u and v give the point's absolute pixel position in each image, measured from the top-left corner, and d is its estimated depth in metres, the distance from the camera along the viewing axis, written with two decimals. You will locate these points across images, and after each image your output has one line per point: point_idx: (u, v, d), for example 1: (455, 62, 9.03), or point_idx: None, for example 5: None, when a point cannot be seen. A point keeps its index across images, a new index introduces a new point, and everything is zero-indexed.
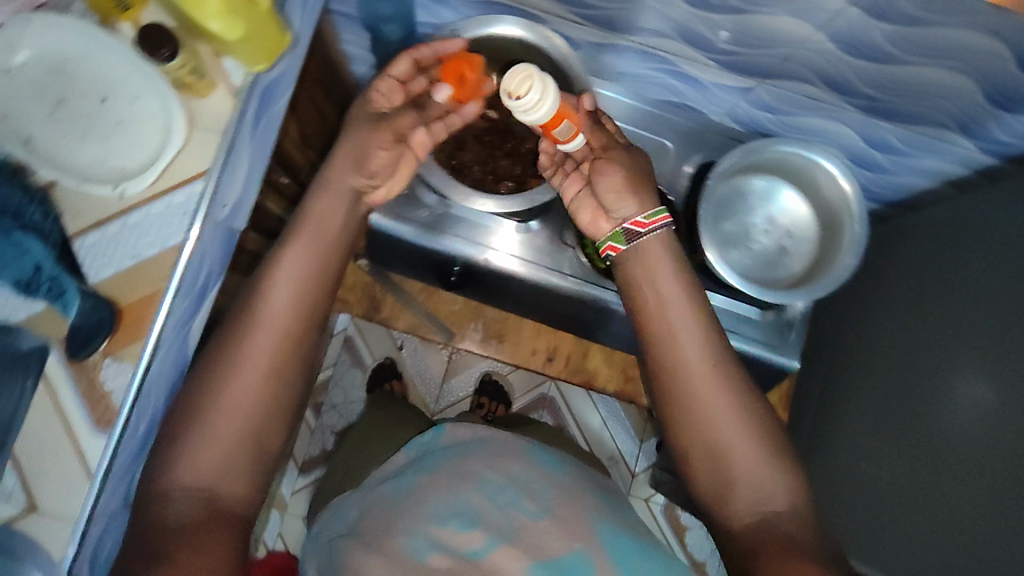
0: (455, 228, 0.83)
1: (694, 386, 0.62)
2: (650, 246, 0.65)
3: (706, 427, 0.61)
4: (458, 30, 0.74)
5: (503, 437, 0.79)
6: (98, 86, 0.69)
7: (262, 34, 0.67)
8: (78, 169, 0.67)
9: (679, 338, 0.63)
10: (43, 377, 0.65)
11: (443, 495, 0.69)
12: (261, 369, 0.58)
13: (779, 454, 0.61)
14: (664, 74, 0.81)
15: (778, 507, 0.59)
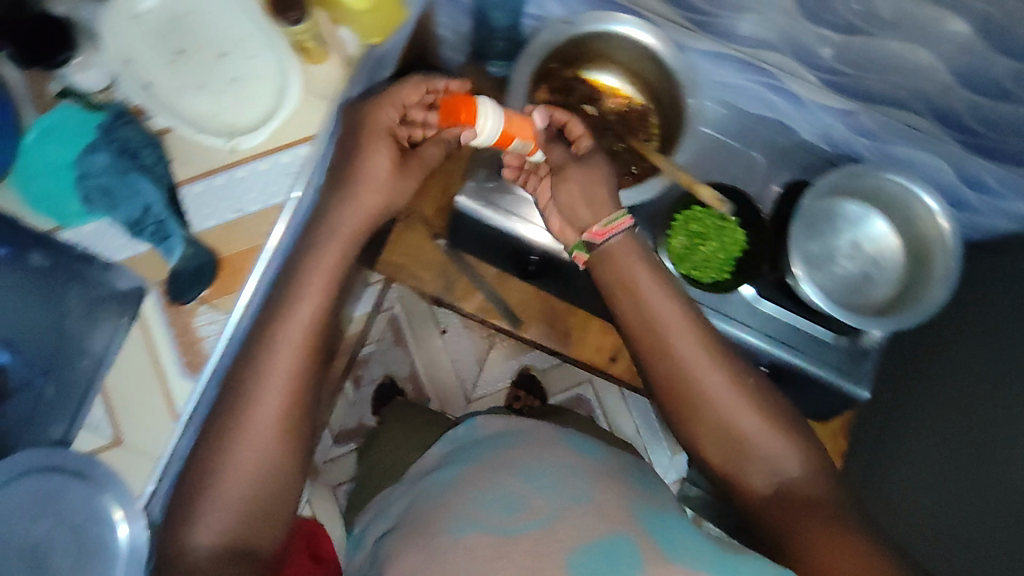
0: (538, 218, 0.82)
1: (686, 379, 0.61)
2: (629, 259, 0.64)
3: (714, 417, 0.60)
4: (576, 21, 0.70)
5: (535, 429, 0.68)
6: (219, 40, 0.70)
7: (386, 9, 0.68)
8: (194, 120, 0.69)
9: (673, 340, 0.61)
10: (138, 316, 0.68)
11: (485, 486, 0.58)
12: (272, 401, 0.57)
13: (782, 423, 0.61)
14: (764, 88, 0.81)
15: (793, 472, 0.59)
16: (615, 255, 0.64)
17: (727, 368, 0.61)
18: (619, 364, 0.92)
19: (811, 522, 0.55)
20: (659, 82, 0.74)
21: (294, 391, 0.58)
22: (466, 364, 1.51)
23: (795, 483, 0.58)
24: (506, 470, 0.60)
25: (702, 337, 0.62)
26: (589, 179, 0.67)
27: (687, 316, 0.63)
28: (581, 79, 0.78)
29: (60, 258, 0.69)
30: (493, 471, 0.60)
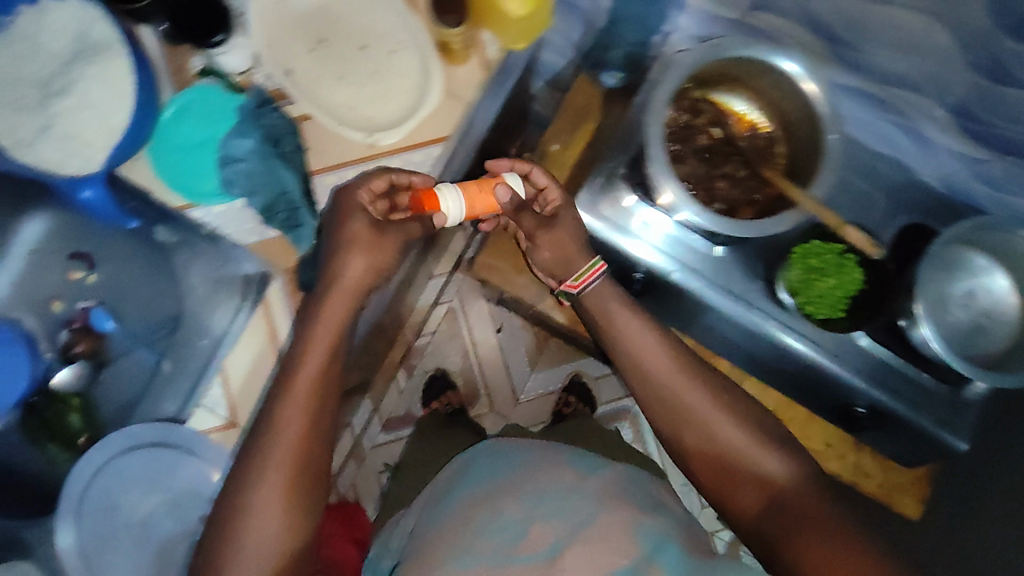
0: (649, 239, 0.81)
1: (667, 395, 0.61)
2: (604, 301, 0.65)
3: (695, 438, 0.60)
4: (720, 45, 0.69)
5: (537, 451, 0.71)
6: (361, 32, 0.70)
7: (537, 23, 0.68)
8: (331, 111, 0.68)
9: (649, 369, 0.62)
10: (263, 301, 0.68)
11: (486, 516, 0.62)
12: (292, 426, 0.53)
13: (770, 434, 0.60)
14: (893, 126, 0.78)
15: (777, 476, 0.58)
16: (593, 303, 0.65)
17: (705, 386, 0.61)
18: None
19: (800, 528, 0.54)
20: (795, 112, 0.73)
21: (312, 422, 0.54)
22: (518, 363, 1.50)
23: (781, 487, 0.57)
24: (509, 497, 0.63)
25: (688, 365, 0.62)
26: (561, 235, 0.65)
27: (664, 346, 0.63)
28: (709, 100, 0.77)
29: (189, 236, 0.70)
30: (496, 499, 0.63)
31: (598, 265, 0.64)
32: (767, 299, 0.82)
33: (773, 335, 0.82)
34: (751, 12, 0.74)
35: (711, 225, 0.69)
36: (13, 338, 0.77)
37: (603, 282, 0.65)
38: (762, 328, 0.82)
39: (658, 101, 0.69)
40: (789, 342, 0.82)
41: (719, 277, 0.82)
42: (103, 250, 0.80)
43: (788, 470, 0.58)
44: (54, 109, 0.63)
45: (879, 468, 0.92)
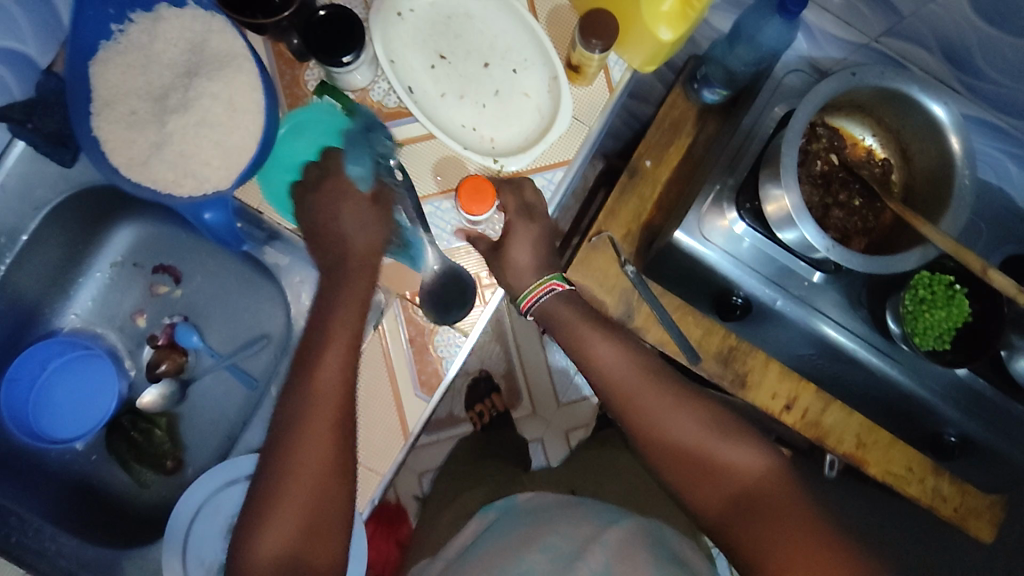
0: (751, 262, 0.80)
1: (624, 393, 0.59)
2: (559, 310, 0.64)
3: (653, 435, 0.58)
4: (856, 74, 0.67)
5: (562, 508, 0.74)
6: (483, 49, 0.67)
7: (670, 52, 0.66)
8: (452, 131, 0.66)
9: (610, 378, 0.61)
10: (379, 327, 0.66)
11: (510, 563, 0.64)
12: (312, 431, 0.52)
13: (729, 427, 0.57)
14: (1007, 157, 0.77)
15: (745, 468, 0.54)
16: (550, 311, 0.65)
17: (667, 386, 0.59)
18: (794, 413, 0.91)
19: (762, 519, 0.51)
20: (916, 143, 0.73)
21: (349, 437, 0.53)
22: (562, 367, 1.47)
23: (751, 482, 0.53)
24: (529, 547, 0.65)
25: (645, 367, 0.61)
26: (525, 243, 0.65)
27: (623, 351, 0.62)
28: (827, 124, 0.77)
29: (295, 253, 0.68)
30: (518, 550, 0.66)
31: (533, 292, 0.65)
32: (868, 326, 0.80)
33: (872, 363, 0.81)
34: (881, 37, 0.73)
35: (842, 258, 0.67)
36: (100, 355, 0.74)
37: (553, 299, 0.65)
38: (863, 355, 0.81)
39: (792, 129, 0.68)
40: (890, 370, 0.81)
41: (825, 303, 0.80)
42: (188, 261, 0.76)
43: (761, 462, 0.54)
44: (170, 125, 0.59)
45: (955, 492, 0.93)
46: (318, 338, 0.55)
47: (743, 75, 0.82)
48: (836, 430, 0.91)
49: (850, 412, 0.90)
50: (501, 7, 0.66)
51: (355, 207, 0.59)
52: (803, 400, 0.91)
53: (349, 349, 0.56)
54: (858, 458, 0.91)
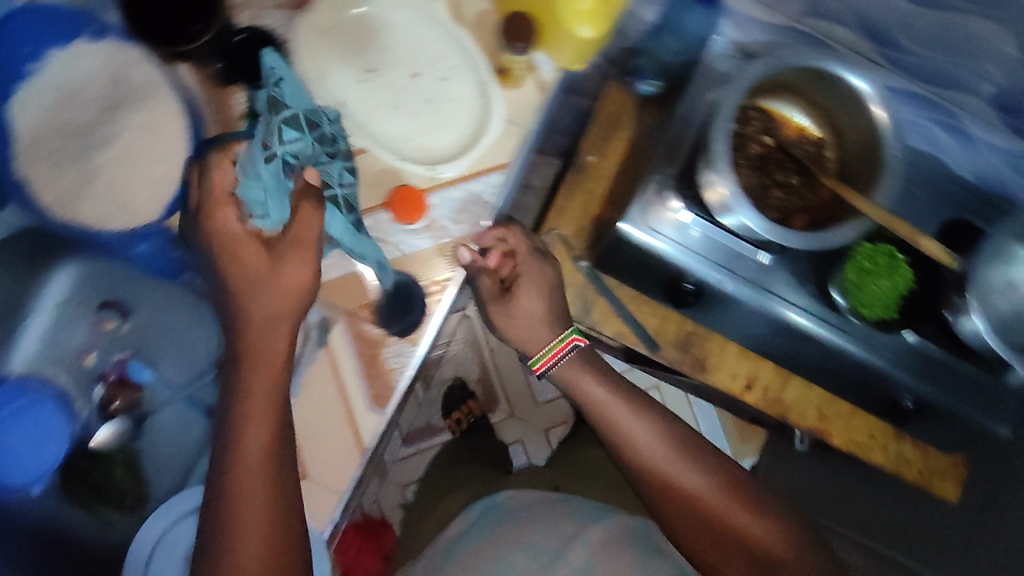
0: (699, 248, 0.80)
1: (650, 463, 0.72)
2: (572, 376, 0.77)
3: (675, 502, 0.71)
4: (781, 57, 0.68)
5: (546, 506, 0.87)
6: (412, 59, 0.67)
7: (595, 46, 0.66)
8: (386, 143, 0.66)
9: (641, 451, 0.73)
10: (325, 345, 0.65)
11: None
12: (260, 454, 0.55)
13: (743, 498, 0.71)
14: (933, 123, 0.80)
15: (757, 536, 0.68)
16: (562, 375, 0.78)
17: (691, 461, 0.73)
18: (754, 392, 0.93)
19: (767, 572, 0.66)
20: (848, 122, 0.73)
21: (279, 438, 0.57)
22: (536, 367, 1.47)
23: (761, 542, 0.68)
24: None
25: (666, 438, 0.74)
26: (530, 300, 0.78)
27: (651, 428, 0.74)
28: (760, 108, 0.78)
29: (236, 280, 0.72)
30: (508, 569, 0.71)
31: (550, 353, 0.77)
32: (815, 301, 0.81)
33: (824, 337, 0.82)
34: (804, 19, 0.74)
35: (777, 238, 0.69)
36: (45, 402, 0.71)
37: (572, 360, 0.78)
38: (815, 330, 0.82)
39: (723, 116, 0.69)
40: (840, 343, 0.82)
41: (772, 283, 0.81)
42: (140, 295, 0.76)
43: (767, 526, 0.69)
44: (97, 160, 0.60)
45: (918, 455, 0.95)
46: (240, 361, 0.56)
47: (675, 65, 0.84)
48: (798, 405, 0.93)
49: (809, 386, 0.93)
50: (425, 16, 0.67)
51: (254, 252, 0.56)
52: (761, 379, 0.93)
53: (277, 373, 0.57)
54: (821, 431, 0.94)
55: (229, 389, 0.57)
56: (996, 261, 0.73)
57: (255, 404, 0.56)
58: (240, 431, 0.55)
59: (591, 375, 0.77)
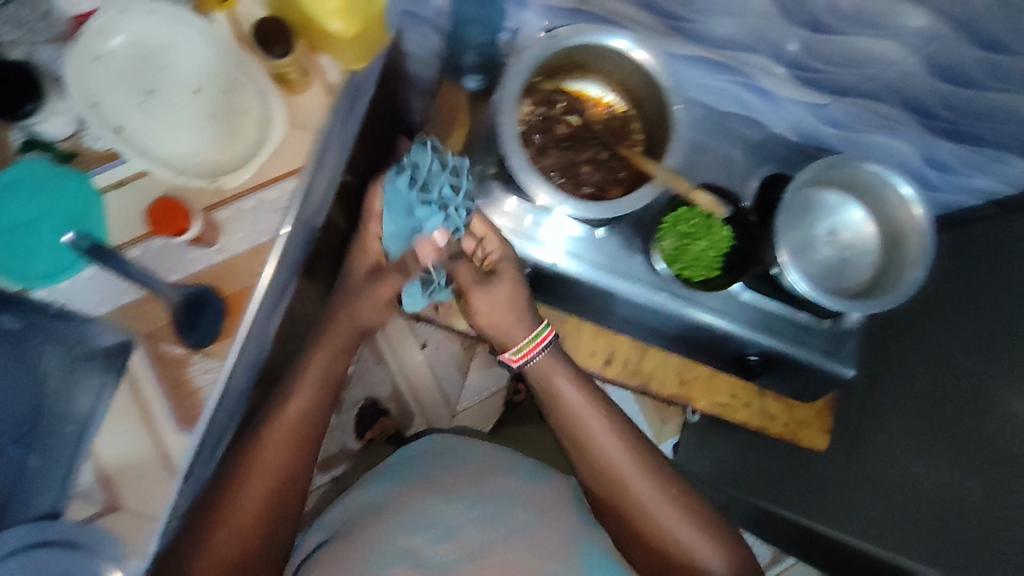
0: (530, 231, 0.81)
1: (611, 469, 0.76)
2: (544, 369, 0.77)
3: (630, 504, 0.76)
4: (558, 37, 0.69)
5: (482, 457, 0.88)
6: (190, 75, 0.66)
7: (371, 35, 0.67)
8: (168, 163, 0.65)
9: (603, 456, 0.76)
10: (126, 373, 0.66)
11: (418, 512, 0.77)
12: (277, 455, 0.70)
13: (687, 506, 0.76)
14: (738, 87, 0.81)
15: (697, 548, 0.74)
16: (537, 369, 0.77)
17: (648, 472, 0.76)
18: (614, 366, 0.94)
19: None
20: (645, 91, 0.75)
21: (293, 445, 0.71)
22: (449, 374, 1.43)
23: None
24: (437, 496, 0.79)
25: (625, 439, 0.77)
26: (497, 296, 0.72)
27: (612, 433, 0.77)
28: (563, 90, 0.79)
29: (35, 319, 0.67)
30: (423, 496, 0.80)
31: (533, 343, 0.75)
32: (650, 271, 0.82)
33: (661, 304, 0.83)
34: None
35: (576, 211, 0.71)
36: None
37: (545, 357, 0.77)
38: (651, 299, 0.83)
39: (508, 101, 0.70)
40: (679, 307, 0.83)
41: (604, 257, 0.83)
42: None
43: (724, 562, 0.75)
44: None
45: (782, 409, 0.96)
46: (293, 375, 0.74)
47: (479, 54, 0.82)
48: (657, 373, 0.95)
49: (666, 355, 0.94)
50: (195, 32, 0.66)
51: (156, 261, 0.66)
52: (620, 353, 0.94)
53: (313, 393, 0.73)
54: (682, 396, 0.95)
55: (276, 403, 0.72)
56: (787, 209, 0.77)
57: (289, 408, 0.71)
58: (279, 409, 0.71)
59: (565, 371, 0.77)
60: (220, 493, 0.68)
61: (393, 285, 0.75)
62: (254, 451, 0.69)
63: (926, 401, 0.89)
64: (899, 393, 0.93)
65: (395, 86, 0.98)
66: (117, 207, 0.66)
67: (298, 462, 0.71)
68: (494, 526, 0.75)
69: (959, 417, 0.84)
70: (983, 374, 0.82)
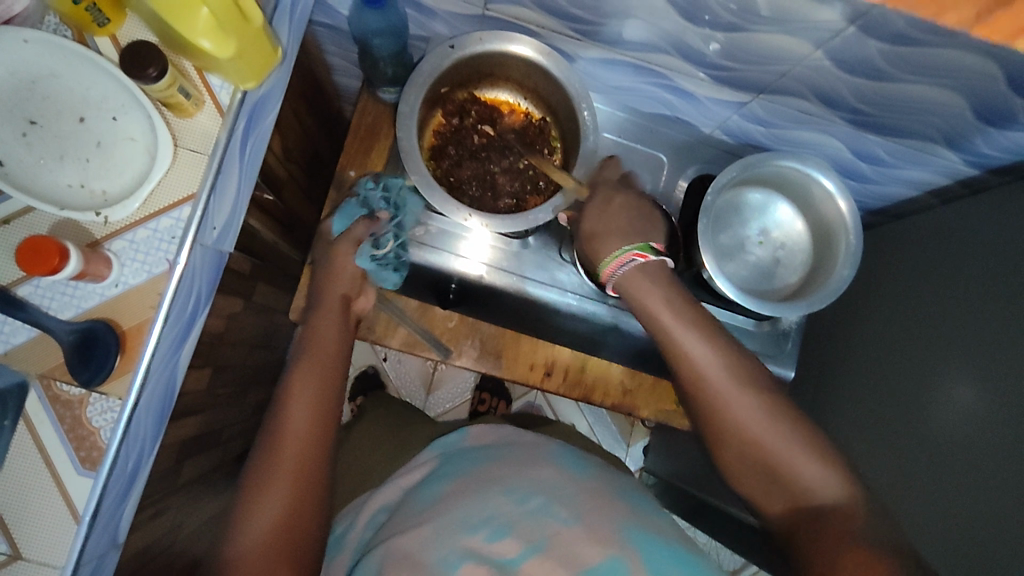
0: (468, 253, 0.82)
1: (722, 399, 0.63)
2: (631, 287, 0.69)
3: (738, 440, 0.63)
4: (457, 46, 0.68)
5: (525, 451, 0.84)
6: (77, 104, 0.64)
7: (254, 51, 0.62)
8: (56, 197, 0.63)
9: (705, 375, 0.65)
10: (22, 417, 0.63)
11: (472, 504, 0.71)
12: (303, 420, 0.63)
13: (812, 442, 0.61)
14: (658, 88, 0.79)
15: (821, 487, 0.60)
16: (632, 287, 0.69)
17: (753, 390, 0.64)
18: (555, 378, 0.90)
19: (828, 534, 0.57)
20: (556, 98, 0.74)
21: (316, 410, 0.64)
22: (412, 388, 1.39)
23: (823, 502, 0.59)
24: (492, 485, 0.74)
25: (739, 371, 0.64)
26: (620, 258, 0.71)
27: (721, 352, 0.65)
28: (476, 99, 0.78)
29: None
30: (475, 486, 0.75)
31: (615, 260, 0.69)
32: (579, 281, 0.83)
33: (588, 310, 0.85)
34: (489, 6, 0.70)
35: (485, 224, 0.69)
36: None
37: (633, 268, 0.69)
38: (577, 307, 0.84)
39: (409, 114, 0.68)
40: (605, 313, 0.85)
41: (532, 270, 0.83)
42: None
43: (841, 488, 0.59)
44: None
45: None
46: (299, 355, 0.69)
47: (391, 66, 0.79)
48: (600, 383, 0.91)
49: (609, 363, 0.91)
50: (77, 59, 0.63)
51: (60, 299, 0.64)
52: (560, 363, 0.90)
53: (324, 366, 0.67)
54: (627, 405, 0.92)
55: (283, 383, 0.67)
56: (708, 212, 0.76)
57: (304, 372, 0.66)
58: (291, 382, 0.66)
59: (661, 291, 0.68)
60: (250, 482, 0.60)
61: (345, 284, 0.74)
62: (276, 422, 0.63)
63: (875, 392, 0.87)
64: (848, 384, 0.92)
65: (318, 99, 0.95)
66: (2, 243, 0.63)
67: (327, 431, 0.64)
68: (547, 517, 0.69)
69: (902, 411, 0.81)
70: (925, 360, 0.80)
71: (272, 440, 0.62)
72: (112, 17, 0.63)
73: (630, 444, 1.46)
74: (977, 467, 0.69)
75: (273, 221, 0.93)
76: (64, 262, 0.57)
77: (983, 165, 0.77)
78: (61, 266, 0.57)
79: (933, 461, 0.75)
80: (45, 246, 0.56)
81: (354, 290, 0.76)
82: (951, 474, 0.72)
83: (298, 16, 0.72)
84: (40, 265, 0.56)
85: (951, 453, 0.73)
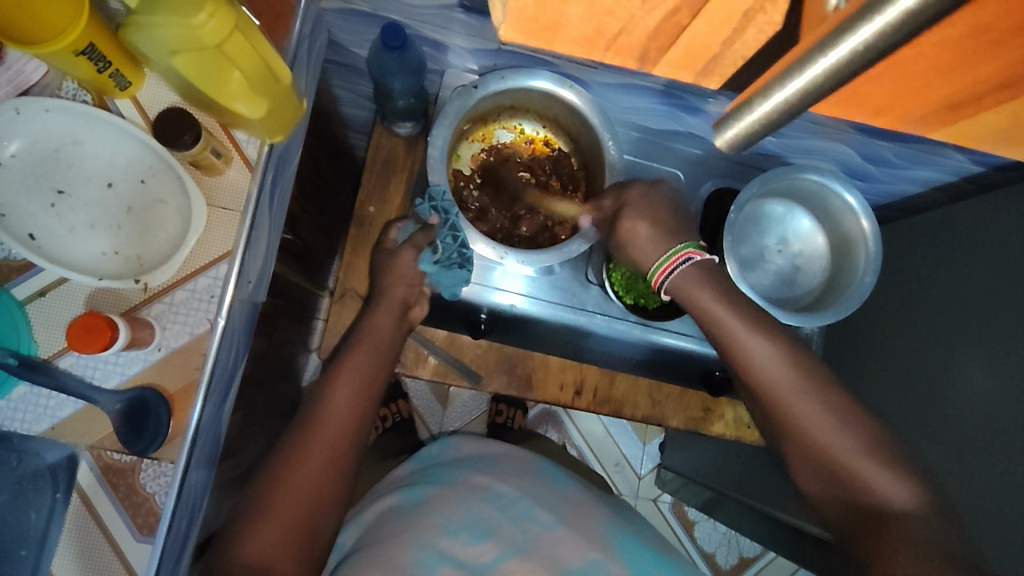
0: (497, 280, 0.82)
1: (785, 397, 0.63)
2: (687, 289, 0.68)
3: (800, 440, 0.63)
4: (478, 83, 0.70)
5: (509, 457, 0.85)
6: (101, 169, 0.63)
7: (281, 107, 0.62)
8: (89, 267, 0.62)
9: (762, 373, 0.65)
10: (75, 489, 0.63)
11: (455, 511, 0.70)
12: (331, 436, 0.65)
13: (880, 450, 0.60)
14: (671, 106, 0.80)
15: (890, 494, 0.57)
16: (679, 290, 0.69)
17: (819, 394, 0.63)
18: (584, 396, 0.94)
19: (897, 542, 0.54)
20: (575, 127, 0.77)
21: (343, 432, 0.66)
22: (429, 404, 1.39)
23: (890, 507, 0.57)
24: (477, 496, 0.73)
25: (811, 380, 0.64)
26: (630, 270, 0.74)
27: (781, 351, 0.65)
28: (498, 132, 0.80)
29: None
30: (459, 495, 0.73)
31: (669, 263, 0.68)
32: (605, 301, 0.84)
33: (619, 329, 0.84)
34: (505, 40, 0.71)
35: (520, 261, 0.72)
36: None
37: (693, 268, 0.68)
38: (608, 327, 0.84)
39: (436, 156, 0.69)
40: (634, 331, 0.84)
41: (557, 293, 0.83)
42: None
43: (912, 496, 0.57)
44: None
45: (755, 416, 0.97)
46: (330, 371, 0.71)
47: (408, 101, 0.79)
48: (629, 397, 0.95)
49: (635, 378, 0.95)
50: (103, 125, 0.62)
51: (105, 368, 0.63)
52: (589, 382, 0.94)
53: (356, 389, 0.69)
54: (656, 417, 0.95)
55: (315, 398, 0.68)
56: (732, 226, 0.77)
57: (339, 384, 0.68)
58: (325, 394, 0.68)
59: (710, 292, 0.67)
60: (263, 489, 0.62)
61: (382, 316, 0.75)
62: (305, 431, 0.65)
63: (887, 378, 0.87)
64: (858, 376, 0.93)
65: (329, 134, 0.94)
66: (39, 317, 0.62)
67: (359, 430, 0.68)
68: (529, 523, 0.69)
69: (908, 400, 0.82)
70: (935, 350, 0.81)
71: (292, 452, 0.64)
72: (133, 79, 0.62)
73: (645, 442, 1.48)
74: (980, 451, 0.70)
75: (290, 259, 0.93)
76: (111, 340, 0.58)
77: (989, 163, 0.79)
78: (109, 345, 0.58)
79: (932, 444, 0.76)
80: (91, 326, 0.57)
81: (396, 321, 0.75)
82: (955, 460, 0.73)
83: (313, 63, 0.72)
84: (87, 344, 0.57)
85: (956, 439, 0.74)
